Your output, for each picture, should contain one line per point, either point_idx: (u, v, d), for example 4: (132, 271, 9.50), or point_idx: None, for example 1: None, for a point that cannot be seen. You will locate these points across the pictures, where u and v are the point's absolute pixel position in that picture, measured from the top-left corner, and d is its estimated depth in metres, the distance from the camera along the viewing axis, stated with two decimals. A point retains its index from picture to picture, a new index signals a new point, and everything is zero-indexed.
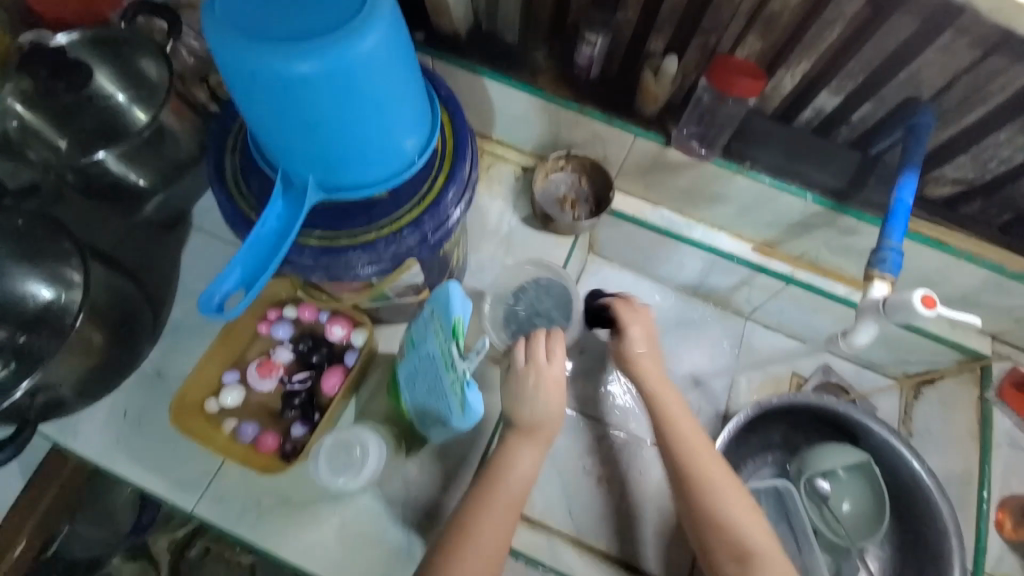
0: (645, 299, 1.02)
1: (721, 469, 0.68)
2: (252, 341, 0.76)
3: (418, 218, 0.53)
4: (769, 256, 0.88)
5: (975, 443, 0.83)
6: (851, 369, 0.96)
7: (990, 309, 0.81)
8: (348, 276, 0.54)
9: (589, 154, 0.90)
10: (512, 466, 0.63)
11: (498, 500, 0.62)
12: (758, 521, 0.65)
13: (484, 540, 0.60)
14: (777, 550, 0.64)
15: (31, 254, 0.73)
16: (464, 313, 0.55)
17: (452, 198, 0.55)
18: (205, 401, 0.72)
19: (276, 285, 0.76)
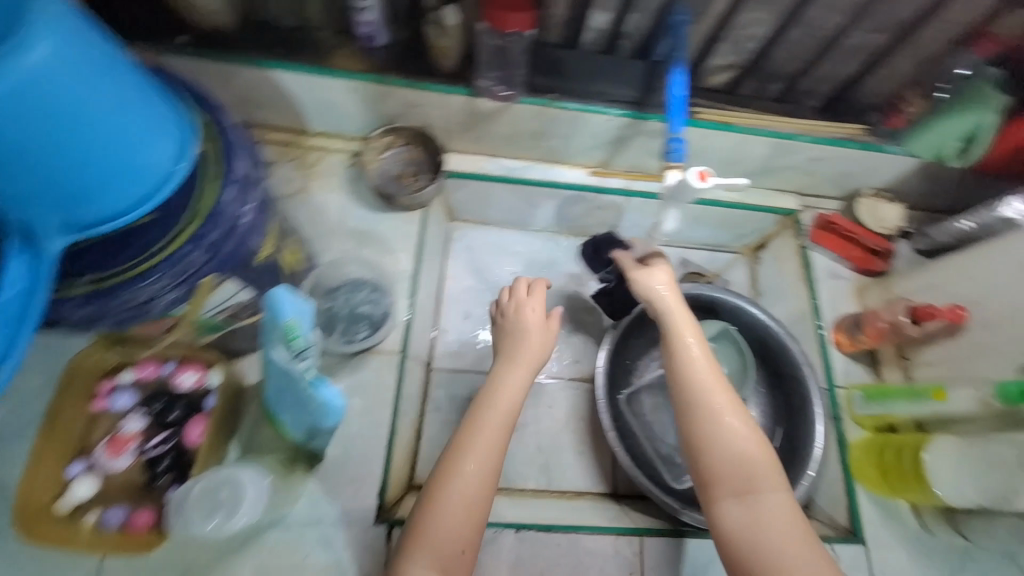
0: (516, 249, 1.05)
1: (706, 365, 0.63)
2: (93, 418, 0.67)
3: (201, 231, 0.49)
4: (606, 176, 0.95)
5: (804, 284, 0.95)
6: (704, 255, 1.10)
7: (786, 172, 0.94)
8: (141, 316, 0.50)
9: (410, 124, 0.87)
10: (501, 391, 0.68)
11: (483, 433, 0.64)
12: (738, 414, 0.60)
13: (462, 472, 0.61)
14: (754, 441, 0.58)
15: None
16: (301, 314, 0.54)
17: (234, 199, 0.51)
18: (52, 504, 0.62)
19: (97, 353, 0.68)
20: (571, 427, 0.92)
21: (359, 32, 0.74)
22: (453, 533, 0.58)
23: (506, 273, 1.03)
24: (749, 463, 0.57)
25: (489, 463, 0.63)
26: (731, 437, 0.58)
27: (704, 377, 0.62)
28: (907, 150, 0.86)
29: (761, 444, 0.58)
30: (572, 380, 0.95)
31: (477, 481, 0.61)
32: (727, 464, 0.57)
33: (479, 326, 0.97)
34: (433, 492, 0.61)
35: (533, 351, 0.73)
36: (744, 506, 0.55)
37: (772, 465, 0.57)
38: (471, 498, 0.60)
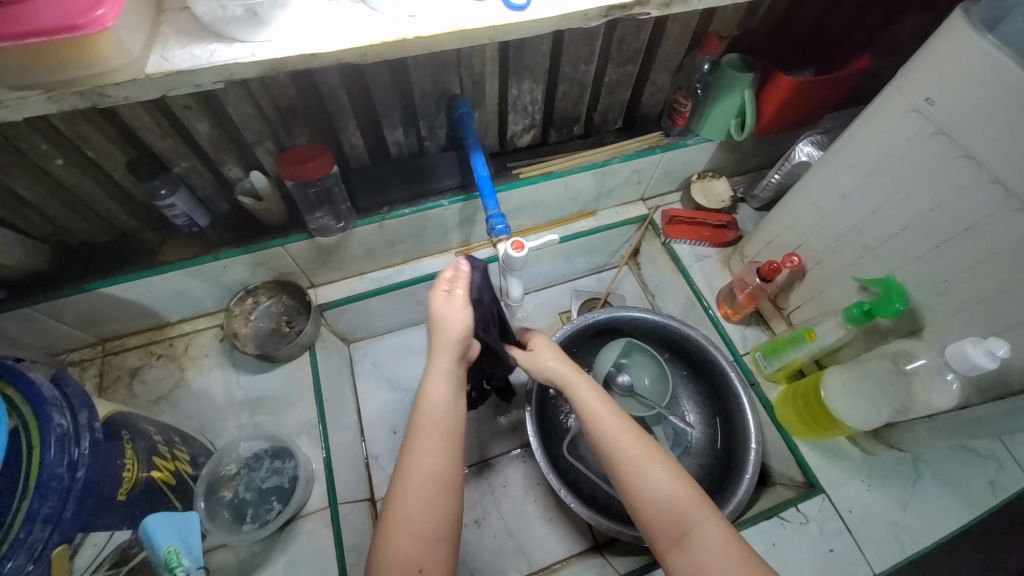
0: (420, 344, 1.06)
1: (614, 418, 0.65)
2: None
3: (35, 506, 0.45)
4: (471, 250, 1.00)
5: (680, 275, 1.03)
6: (592, 280, 1.19)
7: (619, 188, 1.04)
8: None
9: (264, 278, 0.88)
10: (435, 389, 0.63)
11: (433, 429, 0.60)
12: (655, 459, 0.61)
13: (418, 478, 0.56)
14: (676, 481, 0.59)
15: None
16: (182, 536, 0.52)
17: (61, 455, 0.47)
18: None
19: None
20: (532, 497, 0.90)
21: (176, 223, 0.76)
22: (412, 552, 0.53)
23: (419, 371, 1.03)
24: (680, 507, 0.58)
25: (439, 479, 0.57)
26: (657, 485, 0.59)
27: (616, 433, 0.63)
28: (703, 137, 0.99)
29: (683, 481, 0.59)
30: (516, 449, 0.95)
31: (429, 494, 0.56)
32: (658, 514, 0.58)
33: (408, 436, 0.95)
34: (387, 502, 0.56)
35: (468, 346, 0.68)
36: (685, 553, 0.56)
37: (699, 497, 0.58)
38: (424, 520, 0.55)
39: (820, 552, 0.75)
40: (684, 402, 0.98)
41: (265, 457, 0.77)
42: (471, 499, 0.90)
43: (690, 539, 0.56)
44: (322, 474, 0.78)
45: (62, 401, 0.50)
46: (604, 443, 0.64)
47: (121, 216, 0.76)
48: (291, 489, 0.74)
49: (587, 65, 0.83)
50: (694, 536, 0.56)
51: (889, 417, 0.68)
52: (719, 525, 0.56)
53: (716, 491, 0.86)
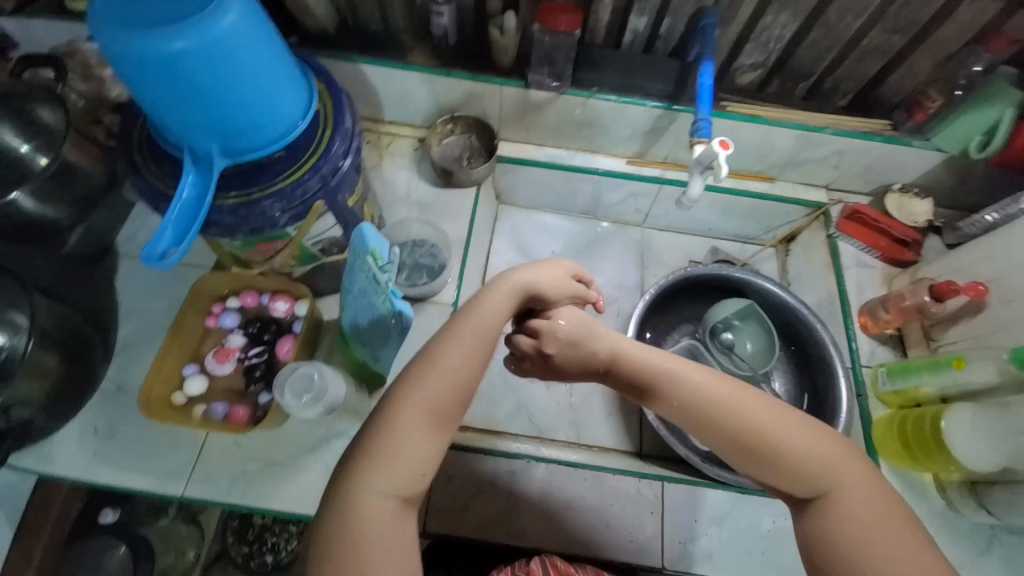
0: (556, 230, 1.15)
1: (708, 377, 0.62)
2: (205, 335, 0.82)
3: (311, 169, 0.60)
4: (641, 165, 1.05)
5: (832, 272, 1.00)
6: (735, 246, 1.17)
7: (813, 164, 1.00)
8: (271, 228, 0.61)
9: (469, 112, 1.00)
10: (431, 367, 0.55)
11: (419, 393, 0.53)
12: (783, 417, 0.58)
13: (396, 435, 0.51)
14: (812, 434, 0.57)
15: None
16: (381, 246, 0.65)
17: (340, 145, 0.62)
18: (171, 395, 0.77)
19: (210, 281, 0.81)
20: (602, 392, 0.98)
21: (435, 33, 0.89)
22: (395, 483, 0.50)
23: (547, 251, 1.13)
24: (825, 461, 0.56)
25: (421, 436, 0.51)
26: (795, 448, 0.57)
27: (718, 394, 0.60)
28: (932, 143, 0.91)
29: (822, 440, 0.57)
30: None
31: (414, 437, 0.52)
32: (806, 470, 0.56)
33: None
34: (379, 420, 0.53)
35: (538, 279, 0.65)
36: (837, 514, 0.53)
37: (837, 453, 0.57)
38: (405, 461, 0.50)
39: None
40: (776, 387, 0.98)
41: (426, 244, 0.94)
42: None
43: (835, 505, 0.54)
44: (455, 281, 0.92)
45: (350, 111, 0.65)
46: (708, 409, 0.60)
47: (396, 12, 0.90)
48: (429, 281, 0.89)
49: (854, 18, 0.81)
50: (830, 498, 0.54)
51: (1005, 463, 0.70)
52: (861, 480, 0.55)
53: None
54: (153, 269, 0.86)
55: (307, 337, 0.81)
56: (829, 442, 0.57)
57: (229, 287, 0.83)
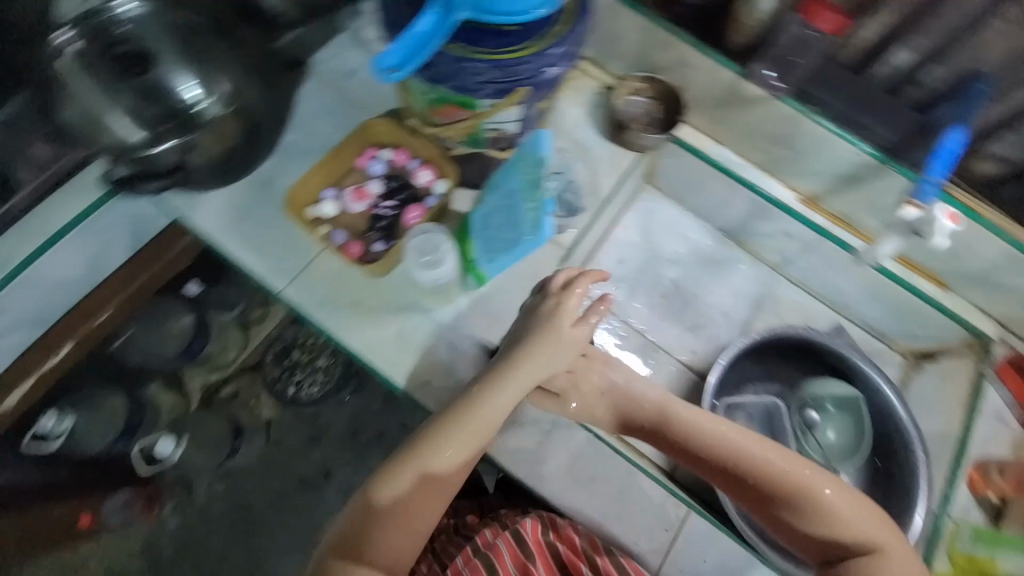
0: (687, 233, 1.07)
1: (704, 420, 0.74)
2: (349, 171, 0.87)
3: (535, 55, 0.61)
4: (814, 209, 0.96)
5: (963, 409, 0.90)
6: (862, 335, 1.05)
7: (1005, 292, 0.88)
8: (470, 91, 0.63)
9: (669, 79, 0.95)
10: (460, 407, 0.71)
11: (452, 426, 0.70)
12: (764, 445, 0.72)
13: (435, 459, 0.69)
14: (789, 459, 0.71)
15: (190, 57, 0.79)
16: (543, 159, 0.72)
17: (566, 45, 0.63)
18: (307, 207, 0.84)
19: (378, 124, 0.86)
20: None
21: None
22: (429, 476, 0.70)
23: (668, 249, 1.06)
24: (804, 481, 0.70)
25: (450, 473, 0.70)
26: (783, 474, 0.70)
27: (712, 428, 0.73)
28: None
29: (798, 459, 0.71)
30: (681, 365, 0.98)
31: (450, 449, 0.70)
32: (788, 490, 0.70)
33: (625, 274, 1.02)
34: (420, 453, 0.70)
35: (557, 347, 0.73)
36: (816, 514, 0.69)
37: (809, 469, 0.70)
38: (437, 483, 0.70)
39: None
40: None
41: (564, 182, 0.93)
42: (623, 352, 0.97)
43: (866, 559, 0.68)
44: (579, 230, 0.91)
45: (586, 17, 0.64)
46: (704, 444, 0.73)
47: None
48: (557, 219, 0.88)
49: None
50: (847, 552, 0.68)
51: None
52: (835, 482, 0.71)
53: None
54: (333, 95, 0.92)
55: (432, 215, 0.84)
56: (803, 466, 0.71)
57: (389, 139, 0.87)
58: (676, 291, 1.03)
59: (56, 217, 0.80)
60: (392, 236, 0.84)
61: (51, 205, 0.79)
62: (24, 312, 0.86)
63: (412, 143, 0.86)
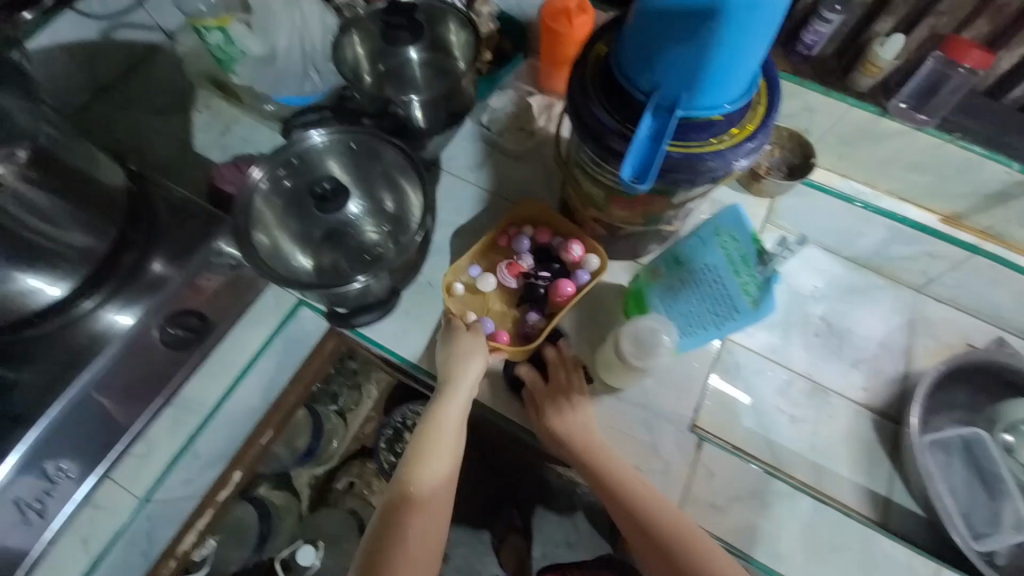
0: (820, 266, 1.07)
1: (656, 510, 0.67)
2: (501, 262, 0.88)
3: (748, 138, 0.61)
4: (956, 228, 0.97)
5: None
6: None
7: None
8: (685, 184, 0.62)
9: (789, 125, 0.97)
10: (440, 415, 0.72)
11: (447, 441, 0.71)
12: (675, 526, 0.66)
13: (435, 484, 0.69)
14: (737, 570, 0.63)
15: (366, 181, 0.83)
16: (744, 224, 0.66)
17: (769, 126, 0.62)
18: (453, 286, 0.83)
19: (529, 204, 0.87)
20: (850, 446, 0.90)
21: (801, 40, 0.89)
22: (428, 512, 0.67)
23: (807, 284, 1.05)
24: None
25: (440, 505, 0.68)
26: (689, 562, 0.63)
27: (678, 527, 0.66)
28: None
29: (692, 537, 0.65)
30: (857, 404, 0.94)
31: (440, 471, 0.70)
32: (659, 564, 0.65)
33: (774, 317, 1.01)
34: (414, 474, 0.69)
35: (475, 362, 0.75)
36: None
37: None
38: (434, 526, 0.67)
39: None
40: None
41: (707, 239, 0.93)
42: (797, 399, 0.93)
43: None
44: None
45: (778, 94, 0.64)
46: (662, 549, 0.65)
47: None
48: None
49: None
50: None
51: None
52: None
53: None
54: (470, 190, 0.95)
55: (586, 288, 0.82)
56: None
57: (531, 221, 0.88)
58: (828, 327, 1.00)
59: (246, 346, 0.84)
60: (545, 312, 0.82)
61: (237, 339, 0.84)
62: (211, 454, 0.81)
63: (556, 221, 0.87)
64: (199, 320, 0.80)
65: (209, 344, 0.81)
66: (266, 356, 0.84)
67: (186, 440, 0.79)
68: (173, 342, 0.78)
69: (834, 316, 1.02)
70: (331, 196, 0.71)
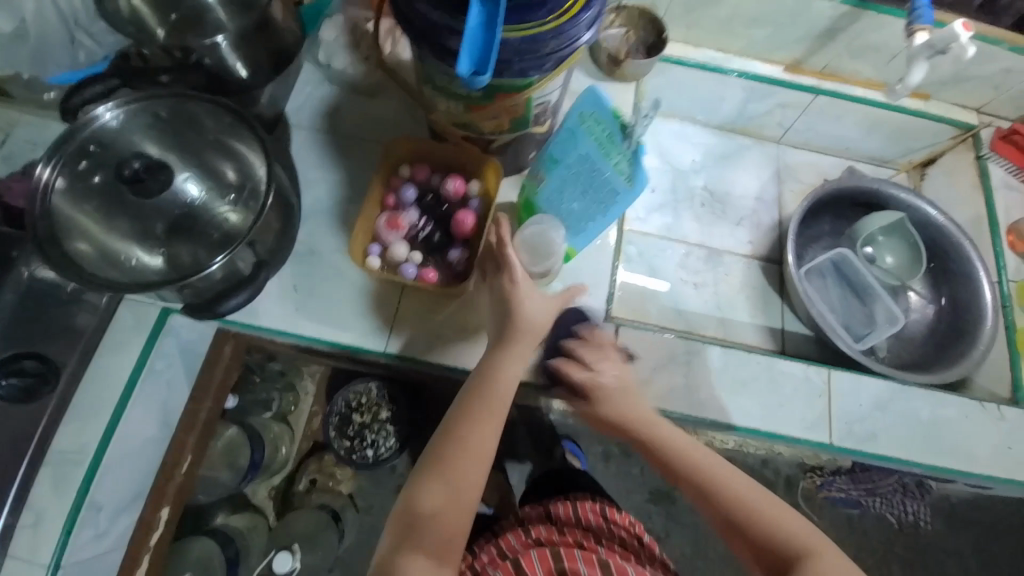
0: (696, 140, 1.11)
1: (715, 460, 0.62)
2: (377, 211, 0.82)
3: (585, 7, 0.58)
4: (798, 74, 1.03)
5: (981, 191, 1.04)
6: (869, 168, 1.15)
7: (975, 83, 1.01)
8: (535, 71, 0.59)
9: (637, 3, 0.97)
10: (468, 396, 0.62)
11: (471, 420, 0.60)
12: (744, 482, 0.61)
13: (457, 462, 0.57)
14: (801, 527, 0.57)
15: (195, 150, 0.71)
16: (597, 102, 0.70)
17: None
18: (368, 262, 0.77)
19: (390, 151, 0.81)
20: (749, 294, 0.99)
21: None
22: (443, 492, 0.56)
23: (686, 159, 1.10)
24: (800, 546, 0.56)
25: (461, 493, 0.56)
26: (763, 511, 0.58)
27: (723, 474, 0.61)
28: None
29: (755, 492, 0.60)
30: (748, 256, 1.02)
31: (466, 451, 0.58)
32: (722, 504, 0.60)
33: (664, 198, 1.05)
34: (437, 457, 0.58)
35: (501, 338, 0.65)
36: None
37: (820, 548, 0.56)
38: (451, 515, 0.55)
39: (1000, 444, 0.82)
40: (914, 301, 0.99)
41: None
42: (696, 267, 1.00)
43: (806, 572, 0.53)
44: None
45: None
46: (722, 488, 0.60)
47: None
48: None
49: None
50: (795, 571, 0.54)
51: None
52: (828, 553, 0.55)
53: (911, 368, 0.93)
54: (331, 141, 0.87)
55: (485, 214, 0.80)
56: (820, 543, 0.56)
57: (382, 172, 0.81)
58: (711, 194, 1.07)
59: (113, 374, 0.74)
60: (458, 242, 0.79)
61: (102, 371, 0.73)
62: (120, 498, 0.73)
63: (421, 151, 0.82)
64: (38, 363, 0.69)
65: (63, 386, 0.70)
66: (146, 378, 0.75)
67: (78, 497, 0.69)
68: (10, 395, 0.67)
69: (715, 183, 1.08)
70: (147, 175, 0.61)
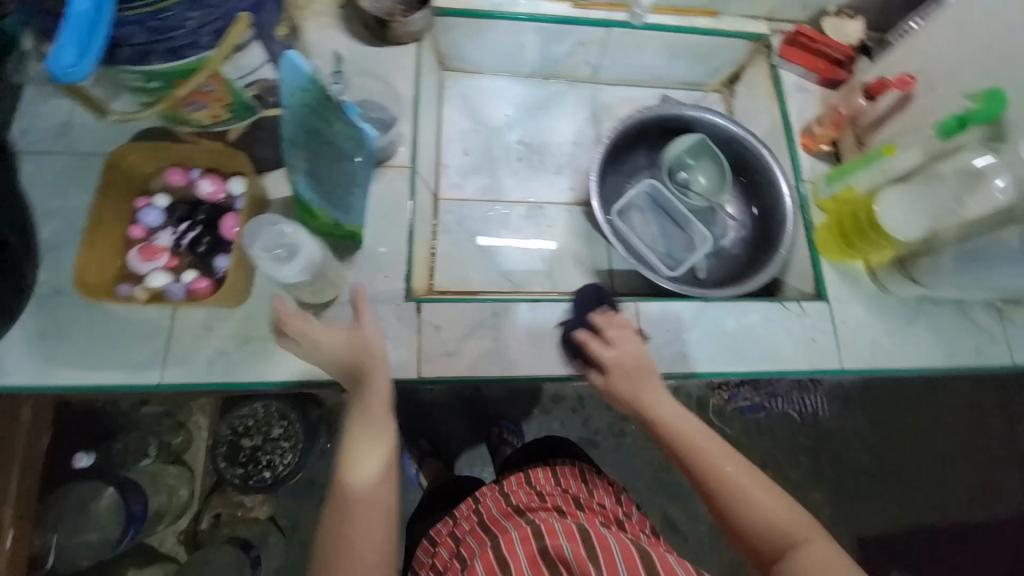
0: (507, 94, 1.08)
1: (700, 439, 0.56)
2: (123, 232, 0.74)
3: None
4: (586, 8, 0.99)
5: (774, 99, 1.03)
6: (684, 93, 1.15)
7: None
8: (192, 50, 0.57)
9: None
10: (357, 427, 0.57)
11: (363, 456, 0.54)
12: (735, 466, 0.54)
13: (354, 511, 0.51)
14: (777, 503, 0.52)
15: None
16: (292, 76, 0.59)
17: None
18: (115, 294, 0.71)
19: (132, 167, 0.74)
20: (573, 241, 0.99)
21: None
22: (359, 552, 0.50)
23: (499, 114, 1.06)
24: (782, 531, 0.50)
25: (375, 537, 0.51)
26: (750, 507, 0.52)
27: (723, 463, 0.54)
28: None
29: (751, 485, 0.52)
30: (569, 204, 1.02)
31: (364, 499, 0.52)
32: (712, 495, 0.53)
33: (480, 159, 1.02)
34: (338, 510, 0.52)
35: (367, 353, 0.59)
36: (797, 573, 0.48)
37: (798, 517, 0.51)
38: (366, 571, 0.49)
39: (803, 338, 0.86)
40: (727, 218, 1.02)
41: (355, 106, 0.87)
42: (519, 224, 0.99)
43: (788, 567, 0.48)
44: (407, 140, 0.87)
45: None
46: (698, 471, 0.54)
47: None
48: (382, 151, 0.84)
49: None
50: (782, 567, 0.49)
51: None
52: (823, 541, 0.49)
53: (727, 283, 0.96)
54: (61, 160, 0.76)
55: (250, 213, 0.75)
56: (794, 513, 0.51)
57: (124, 193, 0.74)
58: (528, 146, 1.05)
59: None
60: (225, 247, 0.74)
61: None
62: None
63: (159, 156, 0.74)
64: None
65: None
66: None
67: None
68: None
69: (530, 134, 1.06)
70: None
